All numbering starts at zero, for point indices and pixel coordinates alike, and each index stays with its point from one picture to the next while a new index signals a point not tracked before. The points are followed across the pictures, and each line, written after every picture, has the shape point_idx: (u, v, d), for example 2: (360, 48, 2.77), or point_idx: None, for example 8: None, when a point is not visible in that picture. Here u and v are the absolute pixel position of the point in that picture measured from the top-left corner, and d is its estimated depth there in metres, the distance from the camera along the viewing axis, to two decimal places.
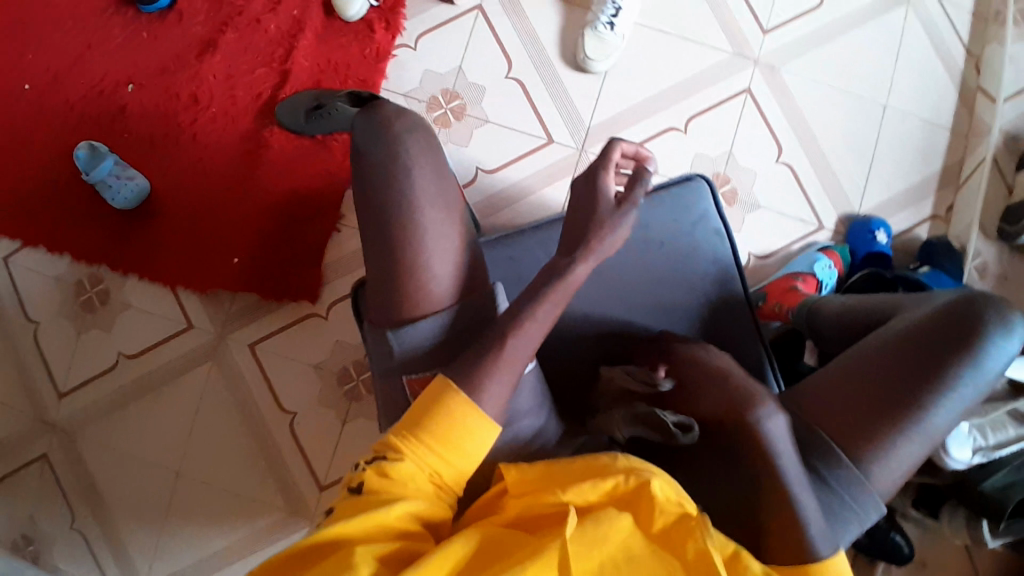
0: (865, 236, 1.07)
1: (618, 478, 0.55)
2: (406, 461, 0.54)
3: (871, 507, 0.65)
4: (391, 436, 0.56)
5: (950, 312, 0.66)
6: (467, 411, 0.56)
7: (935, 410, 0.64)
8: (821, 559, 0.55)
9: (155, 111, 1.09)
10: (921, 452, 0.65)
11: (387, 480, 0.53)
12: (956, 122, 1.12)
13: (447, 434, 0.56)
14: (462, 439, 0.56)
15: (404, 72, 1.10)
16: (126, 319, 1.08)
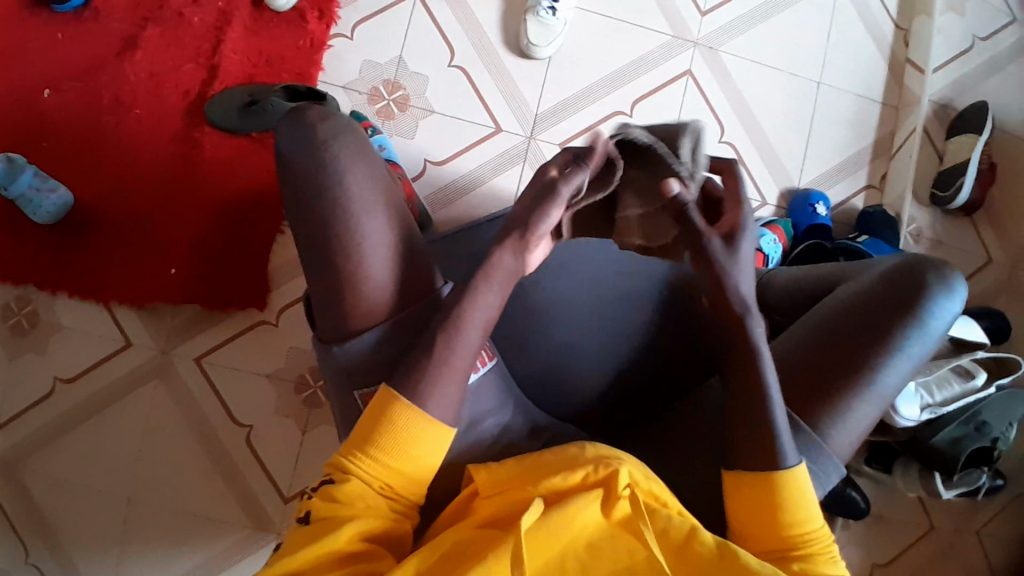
0: (806, 208, 1.08)
1: (587, 469, 0.54)
2: (352, 480, 0.53)
3: (830, 473, 0.62)
4: (340, 458, 0.55)
5: (893, 276, 0.65)
6: (408, 418, 0.54)
7: (884, 369, 0.62)
8: (783, 477, 0.55)
9: (74, 116, 1.01)
10: (874, 414, 0.63)
11: (336, 503, 0.52)
12: (889, 94, 1.16)
13: (394, 444, 0.54)
14: (407, 447, 0.54)
15: (341, 64, 1.05)
16: (61, 340, 1.01)
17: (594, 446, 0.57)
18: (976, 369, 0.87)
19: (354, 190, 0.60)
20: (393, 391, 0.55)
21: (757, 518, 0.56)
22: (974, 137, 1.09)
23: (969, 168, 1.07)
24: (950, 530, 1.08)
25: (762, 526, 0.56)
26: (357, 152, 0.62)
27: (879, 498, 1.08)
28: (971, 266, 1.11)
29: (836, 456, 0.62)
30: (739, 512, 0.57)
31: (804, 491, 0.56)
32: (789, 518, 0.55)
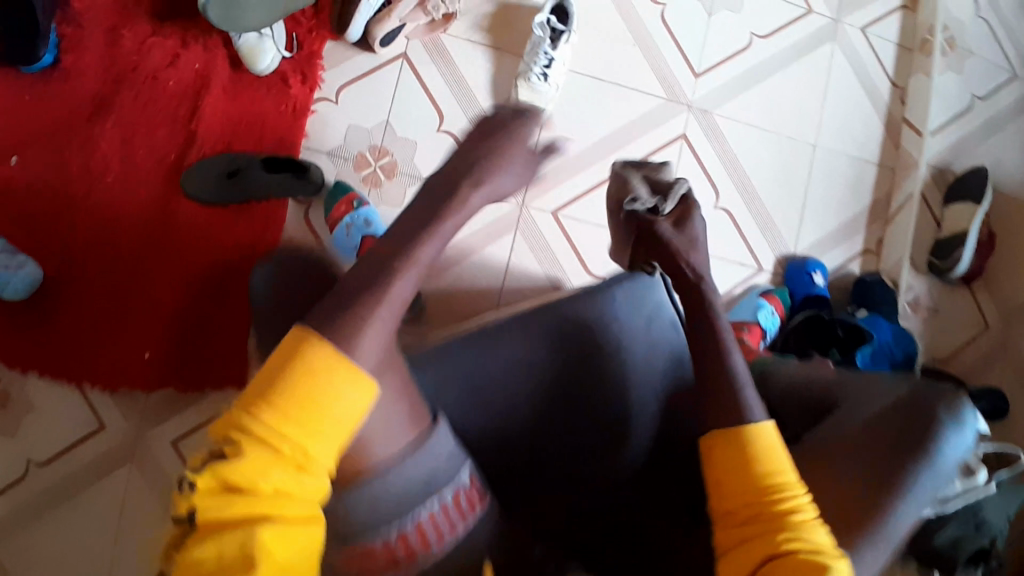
0: (803, 277, 1.06)
1: None
2: (248, 455, 0.40)
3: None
4: (234, 417, 0.42)
5: (900, 406, 0.60)
6: (319, 373, 0.42)
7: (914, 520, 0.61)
8: (751, 443, 0.50)
9: (42, 186, 0.96)
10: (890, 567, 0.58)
11: (232, 481, 0.40)
12: (884, 155, 1.14)
13: (307, 413, 0.41)
14: (315, 412, 0.41)
15: (326, 128, 1.02)
16: (31, 421, 0.96)
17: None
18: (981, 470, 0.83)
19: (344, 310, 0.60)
20: (308, 332, 0.43)
21: (729, 472, 0.50)
22: (972, 206, 1.07)
23: (968, 240, 1.05)
24: None
25: (732, 483, 0.50)
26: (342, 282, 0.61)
27: None
28: (968, 335, 1.09)
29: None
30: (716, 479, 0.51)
31: (773, 444, 0.50)
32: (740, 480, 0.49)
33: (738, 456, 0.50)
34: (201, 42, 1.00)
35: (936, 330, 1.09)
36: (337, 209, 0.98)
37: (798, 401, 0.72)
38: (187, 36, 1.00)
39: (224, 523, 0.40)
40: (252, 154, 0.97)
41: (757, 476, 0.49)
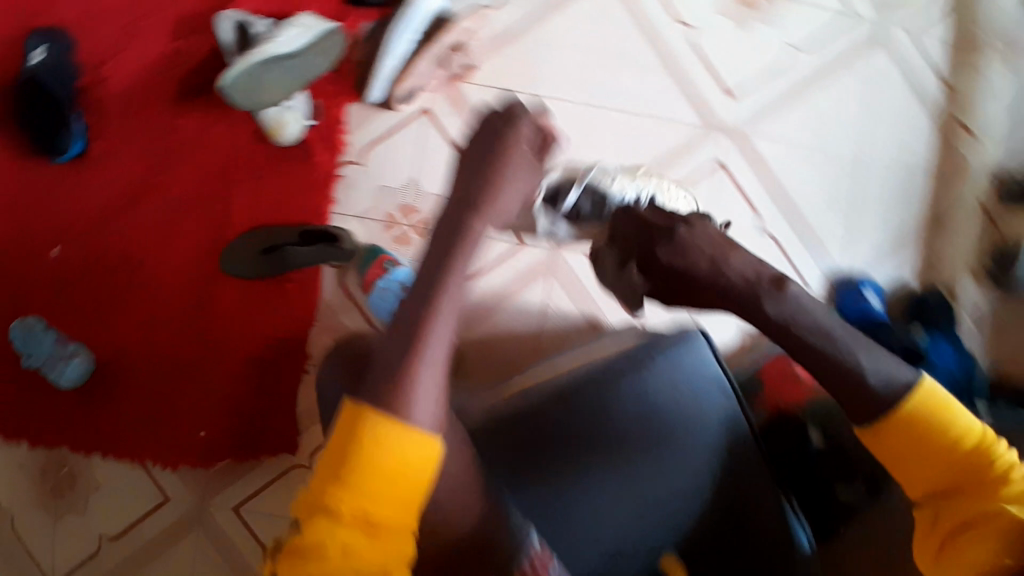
0: (858, 299, 1.02)
1: None
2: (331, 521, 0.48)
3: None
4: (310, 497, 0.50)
5: None
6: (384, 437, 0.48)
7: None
8: (905, 396, 0.55)
9: (92, 273, 1.00)
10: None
11: (303, 559, 0.48)
12: (938, 160, 1.10)
13: (359, 474, 0.48)
14: (383, 485, 0.48)
15: (353, 192, 1.01)
16: (100, 497, 1.01)
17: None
18: None
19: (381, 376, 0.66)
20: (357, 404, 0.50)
21: (904, 454, 0.55)
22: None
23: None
24: None
25: (913, 470, 0.55)
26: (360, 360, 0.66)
27: None
28: None
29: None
30: (897, 467, 0.56)
31: (945, 401, 0.55)
32: (929, 429, 0.54)
33: (904, 427, 0.55)
34: (226, 117, 1.00)
35: (1000, 344, 1.06)
36: (371, 271, 0.96)
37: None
38: (213, 111, 1.00)
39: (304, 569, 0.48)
40: (286, 230, 0.97)
41: (934, 417, 0.55)
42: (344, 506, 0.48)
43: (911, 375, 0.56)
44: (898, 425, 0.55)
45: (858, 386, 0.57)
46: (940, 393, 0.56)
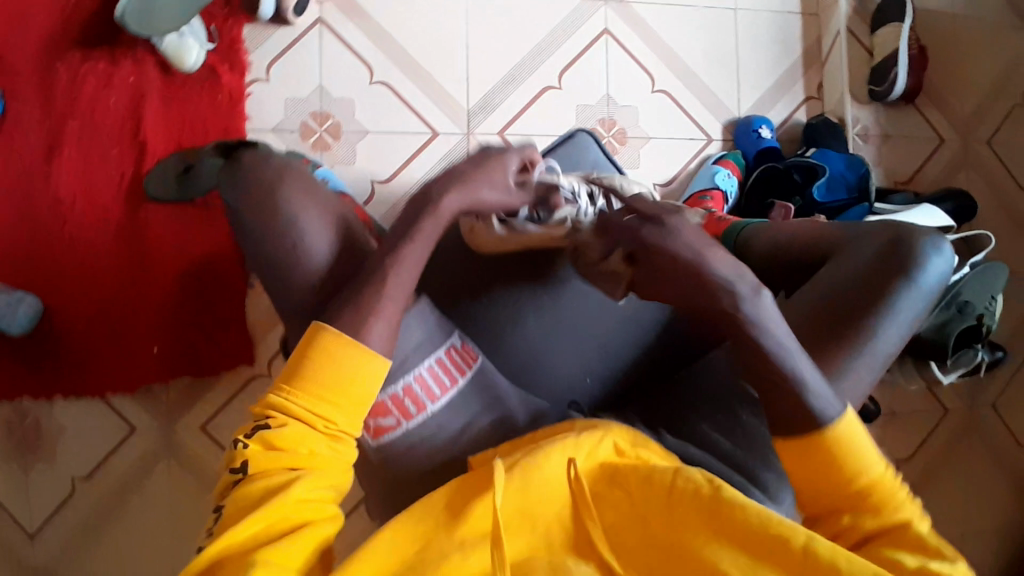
0: (750, 134, 1.11)
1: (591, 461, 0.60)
2: (292, 426, 0.53)
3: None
4: (270, 401, 0.54)
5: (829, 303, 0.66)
6: (343, 354, 0.55)
7: (876, 332, 0.64)
8: (833, 426, 0.56)
9: (21, 226, 1.01)
10: (874, 377, 0.64)
11: (273, 455, 0.52)
12: (804, 2, 1.17)
13: (320, 385, 0.54)
14: (343, 391, 0.55)
15: (265, 108, 1.07)
16: (67, 443, 1.02)
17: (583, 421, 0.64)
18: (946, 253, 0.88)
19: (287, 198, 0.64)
20: (320, 324, 0.55)
21: (805, 464, 0.58)
22: (896, 27, 1.09)
23: (899, 59, 1.07)
24: (959, 404, 1.12)
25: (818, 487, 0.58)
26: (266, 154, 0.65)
27: (887, 398, 1.11)
28: (924, 156, 1.12)
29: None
30: (790, 467, 0.59)
31: (855, 435, 0.57)
32: (847, 458, 0.56)
33: (819, 449, 0.57)
34: (130, 57, 1.05)
35: (892, 154, 1.12)
36: None
37: (784, 256, 0.77)
38: (115, 55, 1.05)
39: (269, 478, 0.52)
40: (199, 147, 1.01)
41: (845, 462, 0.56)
42: (308, 410, 0.54)
43: (841, 411, 0.57)
44: (817, 447, 0.57)
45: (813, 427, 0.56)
46: (854, 425, 0.57)
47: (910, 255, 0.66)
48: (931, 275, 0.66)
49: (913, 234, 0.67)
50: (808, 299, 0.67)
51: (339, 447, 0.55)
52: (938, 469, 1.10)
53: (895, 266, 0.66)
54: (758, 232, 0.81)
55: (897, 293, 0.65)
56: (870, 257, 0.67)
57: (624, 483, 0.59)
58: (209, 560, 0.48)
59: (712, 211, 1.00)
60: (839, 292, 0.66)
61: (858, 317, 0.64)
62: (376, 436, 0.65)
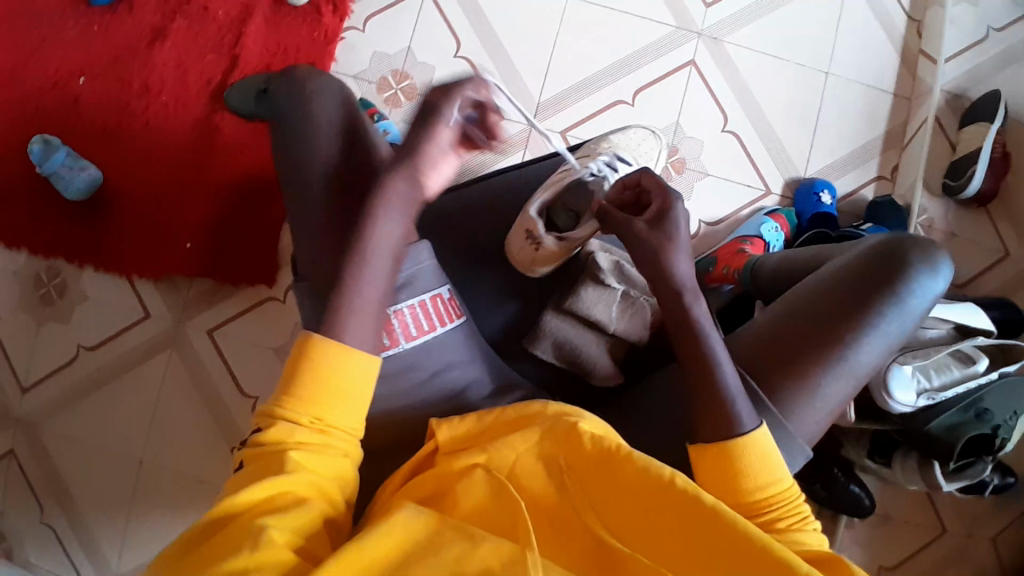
0: (810, 197, 1.09)
1: (539, 428, 0.62)
2: (281, 422, 0.55)
3: (796, 455, 0.64)
4: (268, 405, 0.57)
5: (806, 304, 0.67)
6: (332, 355, 0.56)
7: (856, 345, 0.64)
8: (737, 437, 0.58)
9: (105, 102, 1.08)
10: (849, 393, 0.65)
11: (268, 446, 0.54)
12: (900, 84, 1.15)
13: (311, 382, 0.56)
14: (331, 390, 0.56)
15: (353, 54, 1.12)
16: (84, 310, 1.07)
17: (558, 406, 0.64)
18: (977, 355, 0.89)
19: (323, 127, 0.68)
20: (314, 336, 0.56)
21: (718, 482, 0.59)
22: (984, 127, 1.07)
23: (980, 157, 1.04)
24: (963, 528, 1.05)
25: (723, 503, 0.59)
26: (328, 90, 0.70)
27: (884, 497, 1.06)
28: (985, 265, 1.07)
29: (803, 438, 0.65)
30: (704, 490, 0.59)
31: (766, 453, 0.58)
32: (754, 481, 0.57)
33: (727, 464, 0.58)
34: None
35: (953, 254, 1.08)
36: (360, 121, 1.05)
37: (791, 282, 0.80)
38: None
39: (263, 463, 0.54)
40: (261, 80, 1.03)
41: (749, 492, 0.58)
42: (299, 408, 0.55)
43: (754, 426, 0.59)
44: (723, 461, 0.58)
45: (721, 437, 0.59)
46: (767, 446, 0.58)
47: (899, 270, 0.66)
48: (919, 291, 0.66)
49: (903, 247, 0.67)
50: (790, 307, 0.68)
51: (332, 437, 0.56)
52: None
53: (886, 277, 0.65)
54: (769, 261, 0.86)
55: (881, 308, 0.65)
56: (856, 265, 0.68)
57: (571, 471, 0.60)
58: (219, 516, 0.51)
59: (747, 251, 0.98)
60: (823, 300, 0.66)
61: (839, 327, 0.64)
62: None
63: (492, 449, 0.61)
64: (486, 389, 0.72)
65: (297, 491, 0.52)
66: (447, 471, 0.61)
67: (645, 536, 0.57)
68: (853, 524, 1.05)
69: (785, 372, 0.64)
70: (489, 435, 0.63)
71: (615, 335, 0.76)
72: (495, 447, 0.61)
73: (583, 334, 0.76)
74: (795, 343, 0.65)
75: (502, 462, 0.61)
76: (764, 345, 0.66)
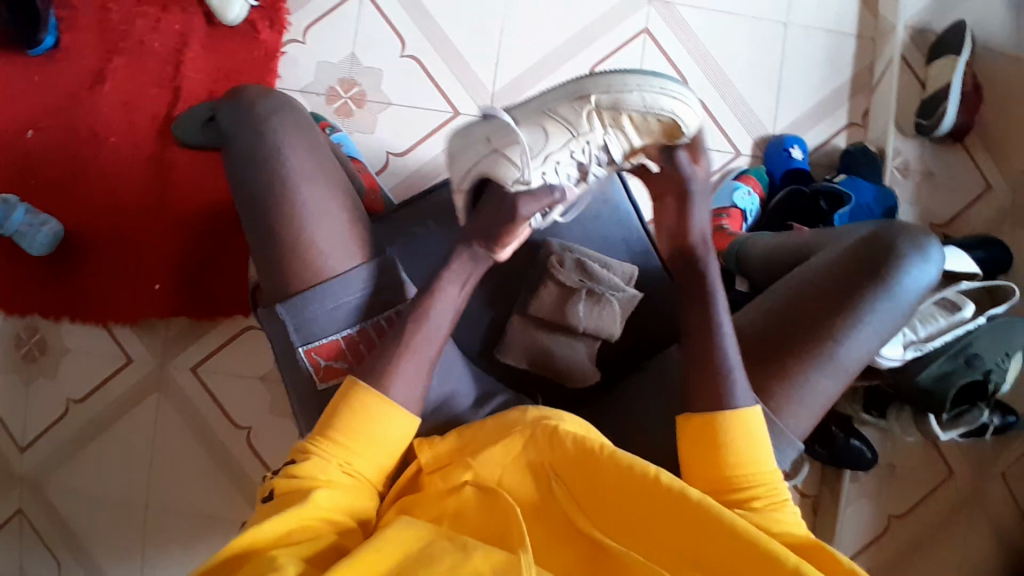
0: (781, 153, 1.06)
1: (527, 431, 0.60)
2: (315, 458, 0.58)
3: (786, 449, 0.64)
4: (303, 442, 0.60)
5: (795, 296, 0.66)
6: (375, 403, 0.60)
7: (844, 339, 0.63)
8: (728, 415, 0.59)
9: (55, 152, 1.06)
10: (839, 388, 0.65)
11: (297, 481, 0.56)
12: (862, 24, 1.11)
13: (352, 423, 0.59)
14: (367, 427, 0.59)
15: (297, 69, 1.09)
16: (69, 363, 1.07)
17: (537, 410, 0.63)
18: (962, 301, 0.86)
19: (294, 164, 0.66)
20: (355, 378, 0.61)
21: (701, 460, 0.59)
22: (953, 59, 1.03)
23: (950, 92, 1.01)
24: (969, 470, 1.04)
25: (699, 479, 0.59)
26: (297, 128, 0.68)
27: (888, 448, 1.05)
28: (967, 202, 1.05)
29: (794, 434, 0.64)
30: (687, 462, 0.60)
31: (748, 436, 0.59)
32: (736, 460, 0.58)
33: (711, 438, 0.59)
34: (177, 4, 1.09)
35: (932, 195, 1.05)
36: None
37: (773, 266, 0.80)
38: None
39: (292, 494, 0.56)
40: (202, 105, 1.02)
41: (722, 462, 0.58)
42: (335, 452, 0.58)
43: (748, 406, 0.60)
44: (710, 436, 0.59)
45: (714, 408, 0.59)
46: (756, 426, 0.59)
47: (886, 261, 0.64)
48: (910, 282, 0.64)
49: (893, 237, 0.66)
50: (776, 299, 0.67)
51: (360, 479, 0.59)
52: (935, 534, 1.03)
53: (874, 269, 0.64)
54: (754, 246, 0.85)
55: (869, 300, 0.63)
56: (844, 257, 0.66)
57: (564, 480, 0.60)
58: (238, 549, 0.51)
59: (727, 229, 0.97)
60: (810, 294, 0.65)
61: (830, 325, 0.63)
62: (326, 379, 0.66)
63: (476, 463, 0.60)
64: (469, 402, 0.72)
65: (318, 522, 0.54)
66: (434, 490, 0.61)
67: (635, 526, 0.57)
68: (859, 479, 1.04)
69: (775, 369, 0.64)
70: (470, 449, 0.62)
71: (587, 333, 0.75)
72: (479, 461, 0.61)
73: (558, 338, 0.75)
74: (784, 336, 0.64)
75: (489, 476, 0.61)
76: (751, 337, 0.66)
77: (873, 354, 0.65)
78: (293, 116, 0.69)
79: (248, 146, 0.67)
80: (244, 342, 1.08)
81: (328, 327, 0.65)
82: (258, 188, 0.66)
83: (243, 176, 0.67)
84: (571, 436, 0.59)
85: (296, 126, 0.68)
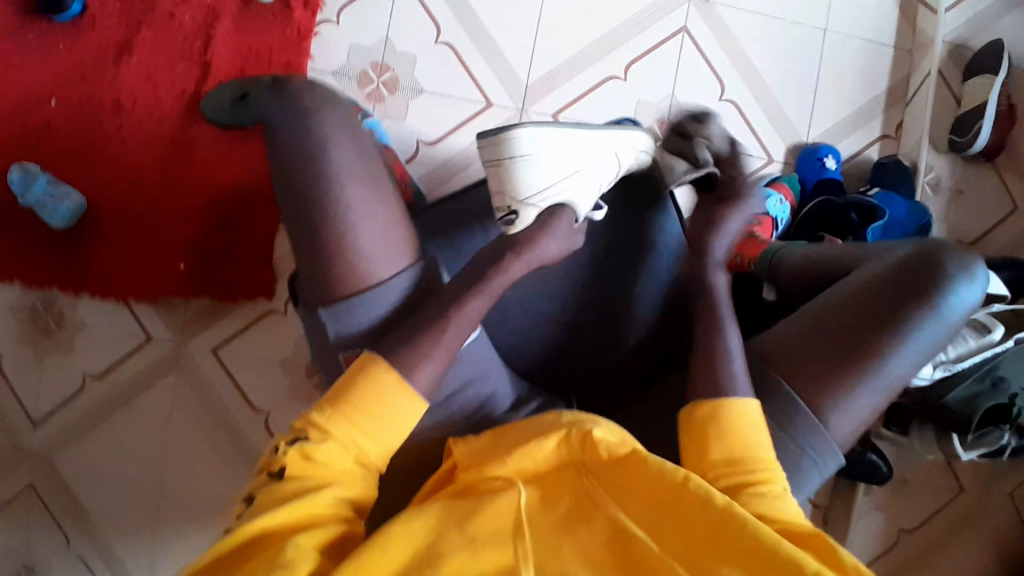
0: (814, 162, 1.05)
1: (567, 429, 0.59)
2: (330, 441, 0.56)
3: (826, 460, 0.64)
4: (314, 414, 0.57)
5: (842, 306, 0.65)
6: (397, 392, 0.58)
7: (891, 355, 0.63)
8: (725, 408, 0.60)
9: (79, 123, 1.04)
10: (879, 403, 0.64)
11: (311, 463, 0.55)
12: (901, 36, 1.10)
13: (370, 409, 0.57)
14: (386, 416, 0.58)
15: (329, 50, 1.07)
16: (85, 338, 1.06)
17: (572, 413, 0.62)
18: (993, 323, 0.87)
19: (341, 159, 0.64)
20: (376, 358, 0.59)
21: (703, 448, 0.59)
22: (990, 78, 1.02)
23: (986, 111, 1.01)
24: (979, 486, 1.06)
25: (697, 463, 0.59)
26: (344, 125, 0.66)
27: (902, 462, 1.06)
28: (995, 221, 1.05)
29: (834, 447, 0.64)
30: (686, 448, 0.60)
31: (747, 427, 0.59)
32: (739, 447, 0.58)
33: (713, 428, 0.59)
34: None
35: (961, 211, 1.05)
36: None
37: (807, 275, 0.79)
38: None
39: (300, 480, 0.54)
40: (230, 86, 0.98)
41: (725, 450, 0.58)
42: (348, 435, 0.57)
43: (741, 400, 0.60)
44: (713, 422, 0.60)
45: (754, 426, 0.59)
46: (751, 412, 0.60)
47: (935, 278, 0.64)
48: (954, 302, 0.64)
49: (941, 257, 0.65)
50: (821, 311, 0.66)
51: (367, 468, 0.58)
52: (942, 548, 1.04)
53: (923, 286, 0.64)
54: (790, 256, 0.84)
55: (917, 318, 0.63)
56: (890, 270, 0.66)
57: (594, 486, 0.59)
58: (248, 538, 0.50)
59: (758, 236, 0.96)
60: (856, 305, 0.65)
61: (875, 338, 0.63)
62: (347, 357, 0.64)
63: (509, 460, 0.58)
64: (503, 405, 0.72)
65: (324, 511, 0.53)
66: (464, 482, 0.59)
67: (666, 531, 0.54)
68: (871, 491, 1.05)
69: (818, 380, 0.63)
70: (502, 446, 0.60)
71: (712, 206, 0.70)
72: (512, 458, 0.59)
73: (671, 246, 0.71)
74: (827, 347, 0.64)
75: (520, 470, 0.59)
76: (796, 349, 0.65)
77: (916, 366, 0.64)
78: (332, 113, 0.67)
79: (293, 138, 0.65)
80: (263, 326, 1.07)
81: (374, 330, 0.64)
82: (306, 178, 0.64)
83: (288, 166, 0.65)
84: (606, 445, 0.58)
85: (340, 124, 0.66)
